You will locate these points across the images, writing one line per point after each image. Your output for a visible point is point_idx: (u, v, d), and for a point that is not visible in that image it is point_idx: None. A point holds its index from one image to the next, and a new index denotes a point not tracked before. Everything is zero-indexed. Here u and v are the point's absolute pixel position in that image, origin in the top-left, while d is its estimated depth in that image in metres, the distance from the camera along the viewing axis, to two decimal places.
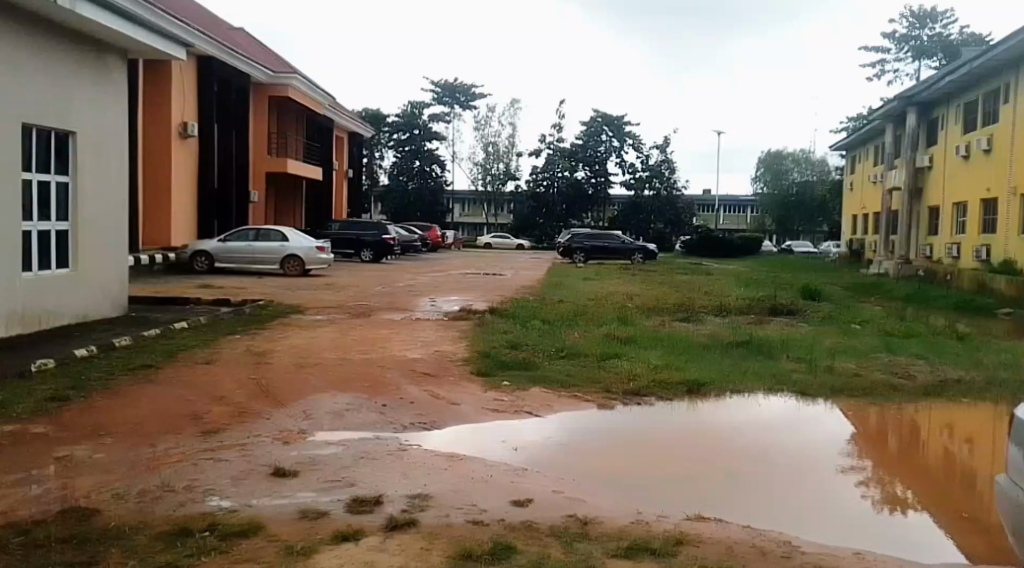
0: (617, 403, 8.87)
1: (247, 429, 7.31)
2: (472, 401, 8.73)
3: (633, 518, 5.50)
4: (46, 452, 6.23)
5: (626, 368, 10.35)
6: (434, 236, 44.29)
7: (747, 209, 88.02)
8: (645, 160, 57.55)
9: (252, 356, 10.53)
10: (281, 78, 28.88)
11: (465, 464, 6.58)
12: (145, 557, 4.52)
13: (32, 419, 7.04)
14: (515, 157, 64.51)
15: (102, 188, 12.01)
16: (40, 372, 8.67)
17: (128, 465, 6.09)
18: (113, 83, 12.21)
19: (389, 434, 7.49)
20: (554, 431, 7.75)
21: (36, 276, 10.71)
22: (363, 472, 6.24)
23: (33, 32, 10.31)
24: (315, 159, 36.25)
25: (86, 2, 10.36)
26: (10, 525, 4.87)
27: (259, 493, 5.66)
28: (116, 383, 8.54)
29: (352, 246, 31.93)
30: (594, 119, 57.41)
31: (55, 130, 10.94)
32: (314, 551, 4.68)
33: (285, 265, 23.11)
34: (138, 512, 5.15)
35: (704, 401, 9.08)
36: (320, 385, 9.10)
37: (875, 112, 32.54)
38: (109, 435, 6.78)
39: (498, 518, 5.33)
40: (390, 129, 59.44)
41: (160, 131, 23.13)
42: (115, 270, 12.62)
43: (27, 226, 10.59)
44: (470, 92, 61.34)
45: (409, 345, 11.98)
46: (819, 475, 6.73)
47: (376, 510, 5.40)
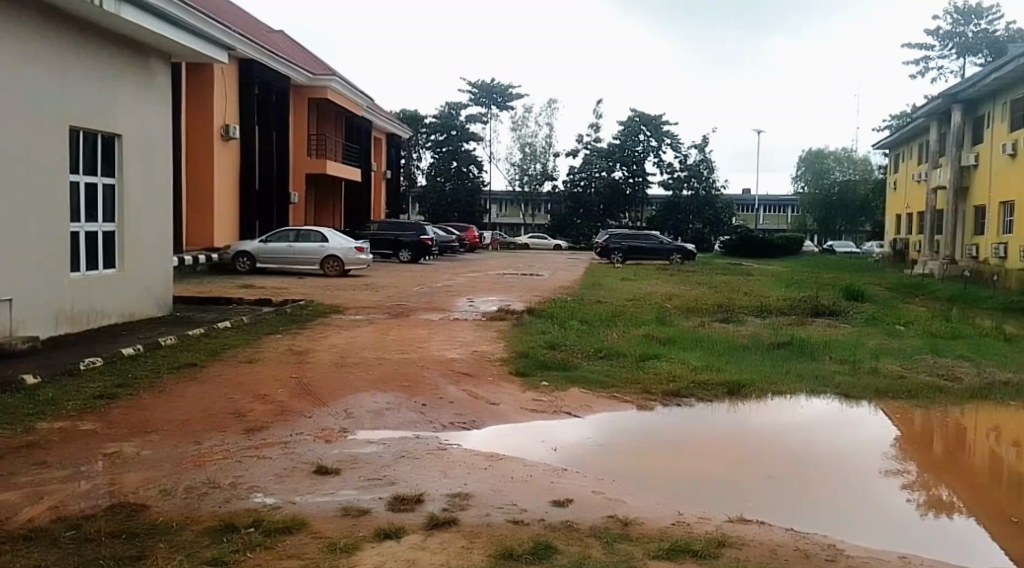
0: (656, 403, 8.85)
1: (290, 427, 7.41)
2: (512, 401, 8.77)
3: (674, 519, 5.49)
4: (95, 448, 6.38)
5: (665, 369, 10.33)
6: (472, 237, 44.44)
7: (788, 209, 86.97)
8: (683, 160, 57.04)
9: (293, 355, 10.68)
10: (320, 80, 29.20)
11: (504, 464, 6.61)
12: (191, 552, 4.60)
13: (81, 416, 7.21)
14: (552, 157, 64.49)
15: (147, 190, 12.26)
16: (88, 370, 8.87)
17: (173, 462, 6.21)
18: (156, 86, 12.45)
19: (429, 433, 7.54)
20: (591, 432, 7.75)
21: (83, 276, 10.95)
22: (404, 471, 6.29)
23: (81, 38, 10.57)
24: (354, 161, 36.65)
25: (130, 6, 10.56)
26: (61, 519, 4.99)
27: (301, 490, 5.75)
28: (161, 381, 8.70)
29: (391, 246, 32.21)
30: (631, 119, 56.98)
31: (101, 132, 11.17)
32: (357, 548, 4.74)
33: (325, 266, 23.36)
34: (185, 509, 5.25)
35: (744, 402, 9.01)
36: (360, 385, 9.19)
37: (918, 110, 31.92)
38: (156, 432, 6.92)
39: (538, 518, 5.34)
40: (427, 130, 59.86)
41: (203, 134, 23.54)
42: (159, 270, 12.85)
43: (75, 227, 10.84)
44: (507, 92, 61.46)
45: (448, 345, 12.05)
46: (860, 476, 6.66)
47: (416, 509, 5.45)
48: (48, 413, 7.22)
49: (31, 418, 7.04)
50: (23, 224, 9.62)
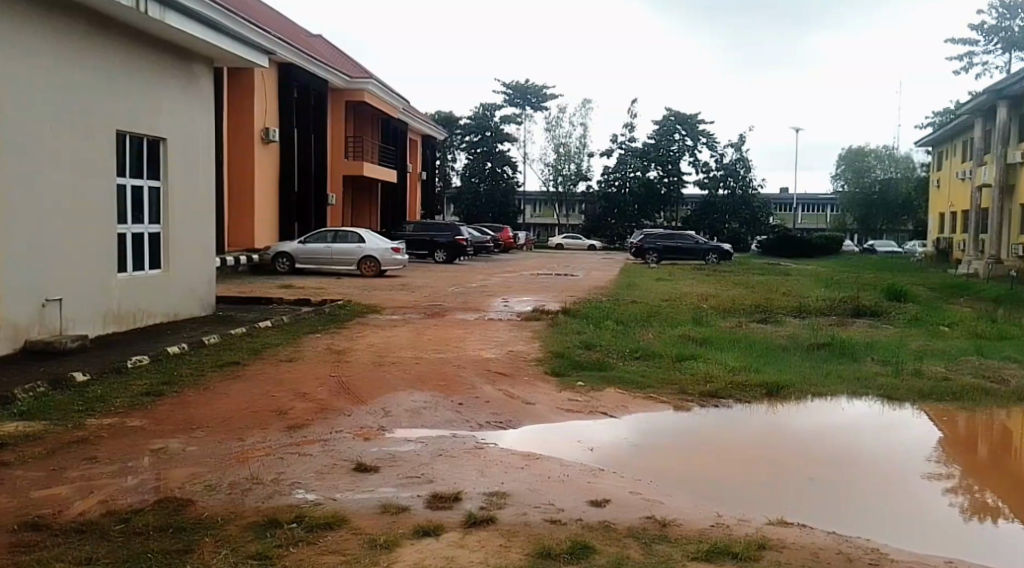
0: (693, 404, 8.81)
1: (330, 425, 7.52)
2: (548, 401, 8.79)
3: (713, 521, 5.46)
4: (142, 445, 6.52)
5: (702, 369, 10.29)
6: (506, 237, 44.54)
7: (827, 208, 85.88)
8: (720, 159, 56.56)
9: (332, 354, 10.81)
10: (357, 83, 29.51)
11: (541, 463, 6.63)
12: (235, 547, 4.68)
13: (128, 413, 7.37)
14: (586, 157, 64.37)
15: (191, 193, 12.48)
16: (135, 368, 9.07)
17: (218, 458, 6.32)
18: (199, 90, 12.67)
19: (466, 432, 7.58)
20: (628, 432, 7.75)
21: (129, 276, 11.20)
22: (442, 469, 6.33)
23: (127, 43, 10.79)
24: (390, 162, 36.93)
25: (175, 12, 10.75)
26: (110, 512, 5.11)
27: (342, 487, 5.82)
28: (204, 379, 8.87)
29: (426, 247, 32.41)
30: (666, 119, 56.62)
31: (146, 136, 11.40)
32: (397, 544, 4.80)
33: (361, 266, 23.55)
34: (229, 504, 5.35)
35: (784, 404, 8.93)
36: (397, 384, 9.26)
37: (962, 107, 31.29)
38: (199, 428, 7.05)
39: (576, 518, 5.36)
40: (462, 131, 60.13)
41: (243, 137, 23.91)
42: (202, 271, 13.08)
43: (122, 229, 11.08)
44: (541, 93, 61.52)
45: (484, 345, 12.10)
46: (902, 479, 6.58)
47: (455, 506, 5.50)
48: (97, 409, 7.40)
49: (81, 415, 7.21)
50: (73, 228, 9.89)
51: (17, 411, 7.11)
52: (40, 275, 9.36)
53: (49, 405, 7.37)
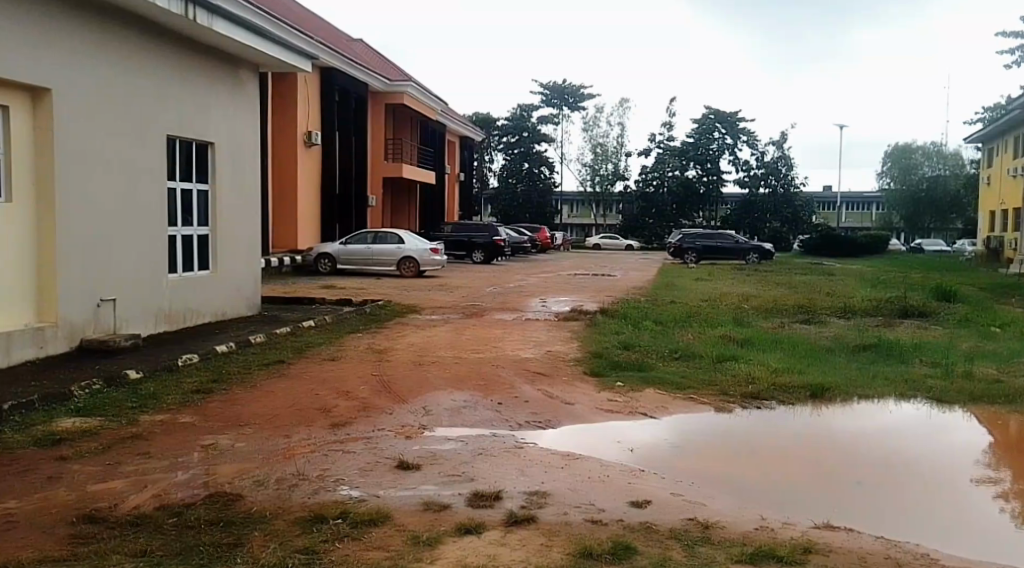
0: (734, 406, 8.73)
1: (372, 423, 7.61)
2: (587, 401, 8.78)
3: (757, 524, 5.42)
4: (193, 440, 6.67)
5: (743, 371, 10.19)
6: (544, 237, 44.53)
7: (871, 206, 84.36)
8: (761, 157, 55.87)
9: (373, 354, 10.90)
10: (397, 86, 29.72)
11: (581, 464, 6.63)
12: (284, 541, 4.77)
13: (179, 410, 7.53)
14: (624, 157, 64.08)
15: (237, 195, 12.69)
16: (186, 366, 9.26)
17: (266, 454, 6.44)
18: (245, 95, 12.86)
19: (505, 432, 7.60)
20: (667, 432, 7.72)
21: (179, 277, 11.43)
22: (483, 468, 6.38)
23: (177, 52, 10.99)
24: (429, 163, 37.15)
25: (222, 19, 10.90)
26: (163, 506, 5.22)
27: (386, 484, 5.89)
28: (251, 377, 9.03)
29: (464, 247, 32.53)
30: (705, 116, 56.08)
31: (195, 140, 11.61)
32: (439, 542, 4.84)
33: (401, 267, 23.71)
34: (277, 499, 5.44)
35: (829, 406, 8.81)
36: (438, 383, 9.32)
37: (1014, 102, 30.51)
38: (248, 425, 7.19)
39: (616, 518, 5.36)
40: (499, 133, 60.29)
41: (286, 140, 24.25)
42: (249, 272, 13.29)
43: (172, 231, 11.31)
44: (578, 93, 61.40)
45: (522, 345, 12.12)
46: (947, 484, 6.47)
47: (495, 505, 5.53)
48: (149, 406, 7.57)
49: (135, 411, 7.38)
50: (127, 231, 10.14)
51: (74, 408, 7.29)
52: (96, 277, 9.60)
53: (105, 402, 7.54)
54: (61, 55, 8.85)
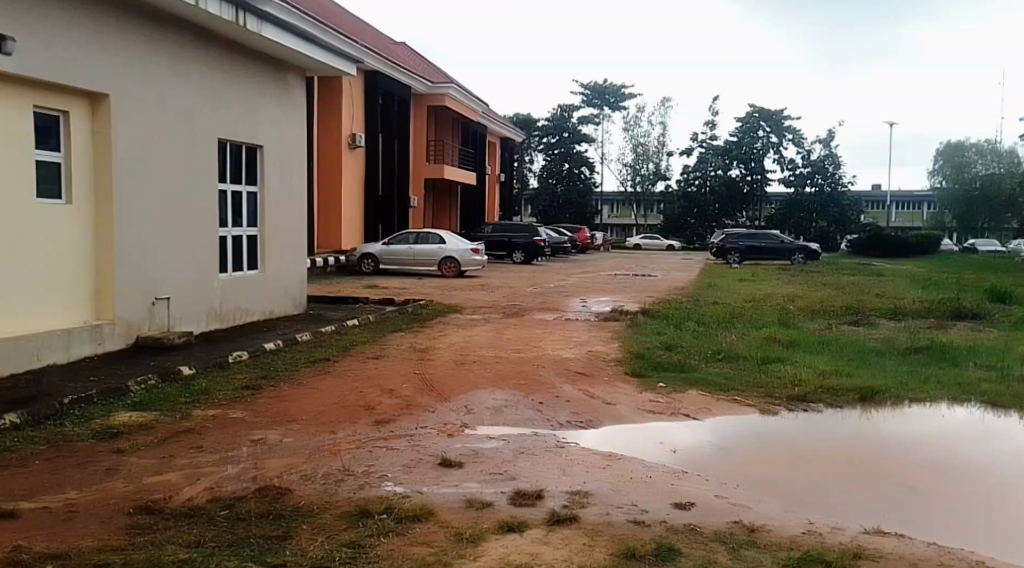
0: (781, 409, 8.62)
1: (415, 420, 7.67)
2: (629, 401, 8.77)
3: (805, 528, 5.36)
4: (243, 435, 6.80)
5: (790, 373, 10.07)
6: (584, 238, 44.44)
7: (922, 205, 82.61)
8: (807, 156, 55.04)
9: (415, 353, 10.98)
10: (439, 88, 29.88)
11: (623, 464, 6.62)
12: (331, 535, 4.84)
13: (229, 405, 7.69)
14: (665, 157, 63.68)
15: (284, 197, 12.88)
16: (236, 363, 9.44)
17: (313, 449, 6.55)
18: (293, 99, 13.04)
19: (547, 431, 7.62)
20: (711, 435, 7.65)
21: (229, 277, 11.64)
22: (525, 467, 6.39)
23: (227, 57, 11.20)
24: (469, 164, 37.32)
25: (271, 25, 11.06)
26: (215, 499, 5.33)
27: (429, 481, 5.95)
28: (298, 374, 9.18)
29: (505, 248, 32.60)
30: (749, 115, 55.48)
31: (245, 143, 11.82)
32: (482, 539, 4.88)
33: (442, 267, 23.86)
34: (324, 494, 5.53)
35: (879, 410, 8.68)
36: (479, 382, 9.37)
37: None
38: (295, 421, 7.32)
39: (660, 520, 5.34)
40: (540, 133, 60.32)
41: (331, 142, 24.55)
42: (295, 271, 13.48)
43: (222, 232, 11.54)
44: (619, 93, 61.17)
45: (563, 345, 12.12)
46: (1002, 490, 6.33)
47: (538, 504, 5.55)
48: (201, 401, 7.74)
49: (188, 406, 7.55)
50: (180, 230, 10.36)
51: (130, 403, 7.48)
52: (151, 277, 9.84)
53: (160, 397, 7.73)
54: (118, 62, 9.08)
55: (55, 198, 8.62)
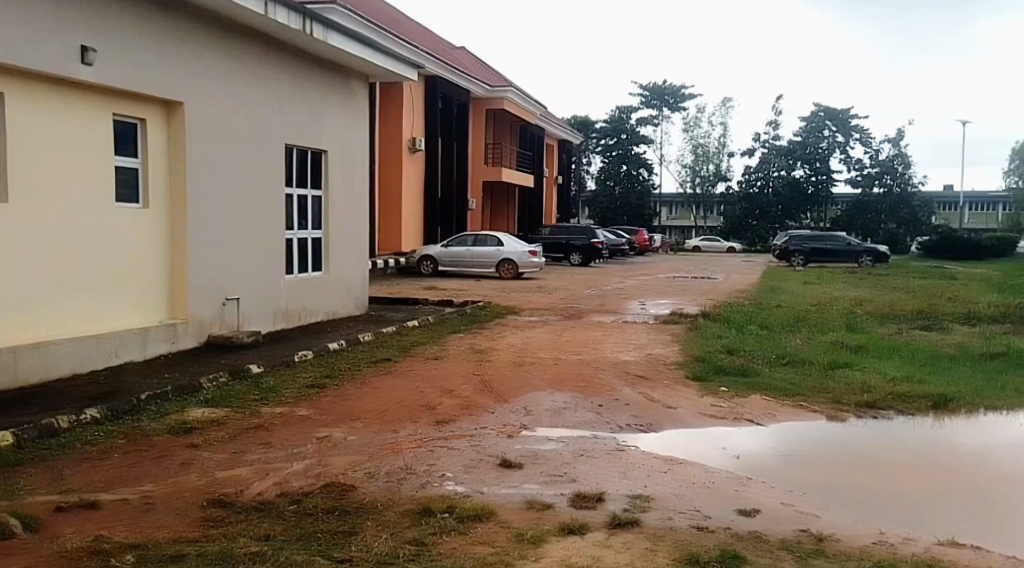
0: (849, 415, 8.44)
1: (475, 421, 7.73)
2: (690, 405, 8.68)
3: (876, 538, 5.24)
4: (309, 432, 6.93)
5: (857, 379, 9.83)
6: (642, 240, 44.10)
7: (997, 206, 79.89)
8: (875, 156, 53.63)
9: (474, 354, 11.06)
10: (497, 92, 30.04)
11: (684, 469, 6.56)
12: (395, 532, 4.91)
13: (296, 403, 7.85)
14: (726, 158, 62.85)
15: (347, 199, 13.09)
16: (302, 362, 9.63)
17: (377, 447, 6.65)
18: (356, 104, 13.24)
19: (607, 434, 7.60)
20: (774, 441, 7.53)
21: (296, 278, 11.89)
22: (585, 469, 6.38)
23: (294, 64, 11.43)
24: (527, 167, 37.39)
25: (336, 33, 11.26)
26: (283, 494, 5.45)
27: (490, 481, 5.98)
28: (361, 373, 9.31)
29: (563, 250, 32.56)
30: (815, 114, 54.38)
31: (311, 148, 12.06)
32: (543, 540, 4.88)
33: (500, 269, 23.96)
34: (388, 491, 5.61)
35: (952, 417, 8.43)
36: (538, 383, 9.40)
37: None
38: (359, 419, 7.45)
39: (723, 526, 5.28)
40: (598, 136, 60.09)
41: (391, 145, 24.89)
42: (358, 273, 13.69)
43: (289, 235, 11.80)
44: (679, 94, 60.54)
45: (622, 347, 12.05)
46: None
47: (599, 507, 5.54)
48: (270, 398, 7.93)
49: (256, 403, 7.75)
50: (249, 233, 10.64)
51: (201, 399, 7.69)
52: (222, 278, 10.10)
53: (230, 394, 7.93)
54: (191, 71, 9.34)
55: (133, 202, 8.91)
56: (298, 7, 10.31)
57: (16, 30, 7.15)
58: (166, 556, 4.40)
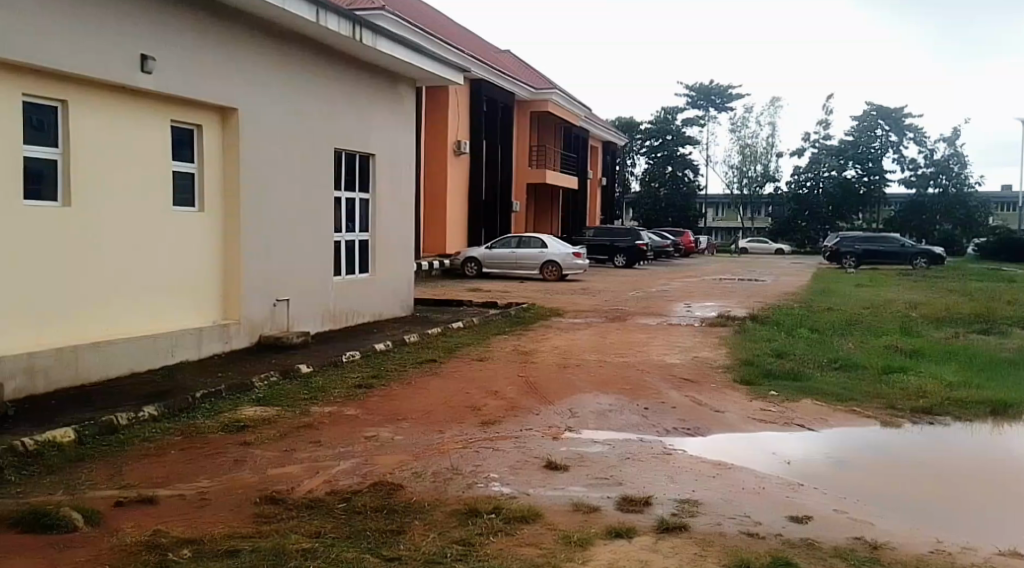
0: (904, 421, 8.25)
1: (520, 422, 7.74)
2: (738, 409, 8.57)
3: (933, 547, 5.12)
4: (357, 432, 7.00)
5: (912, 384, 9.61)
6: (688, 242, 43.70)
7: None
8: (930, 156, 52.50)
9: (519, 355, 11.06)
10: (542, 94, 30.03)
11: (733, 474, 6.47)
12: (442, 531, 4.94)
13: (344, 402, 7.93)
14: (774, 158, 61.99)
15: (393, 202, 13.21)
16: (349, 362, 9.74)
17: (423, 447, 6.70)
18: (404, 108, 13.34)
19: (653, 437, 7.54)
20: (825, 447, 7.39)
21: (344, 280, 12.02)
22: (631, 473, 6.35)
23: (344, 70, 11.56)
24: (571, 168, 37.30)
25: (385, 39, 11.36)
26: (333, 492, 5.52)
27: (536, 482, 5.98)
28: (407, 374, 9.39)
29: (607, 252, 32.39)
30: (867, 113, 53.73)
31: (359, 152, 12.19)
32: (590, 543, 4.87)
33: (543, 271, 23.93)
34: (434, 491, 5.64)
35: (1013, 424, 8.19)
36: (583, 386, 9.36)
37: None
38: (406, 419, 7.50)
39: (775, 532, 5.21)
40: (643, 137, 59.74)
41: (437, 148, 25.02)
42: (404, 275, 13.78)
43: (337, 237, 11.94)
44: (726, 94, 59.85)
45: (668, 349, 11.96)
46: None
47: (646, 511, 5.50)
48: (318, 397, 8.03)
49: (307, 402, 7.85)
50: (299, 236, 10.77)
51: (253, 397, 7.82)
52: (273, 279, 10.26)
53: (280, 393, 8.06)
54: (245, 78, 9.51)
55: (189, 206, 9.10)
56: (348, 14, 10.43)
57: (78, 39, 7.36)
58: (222, 551, 4.47)
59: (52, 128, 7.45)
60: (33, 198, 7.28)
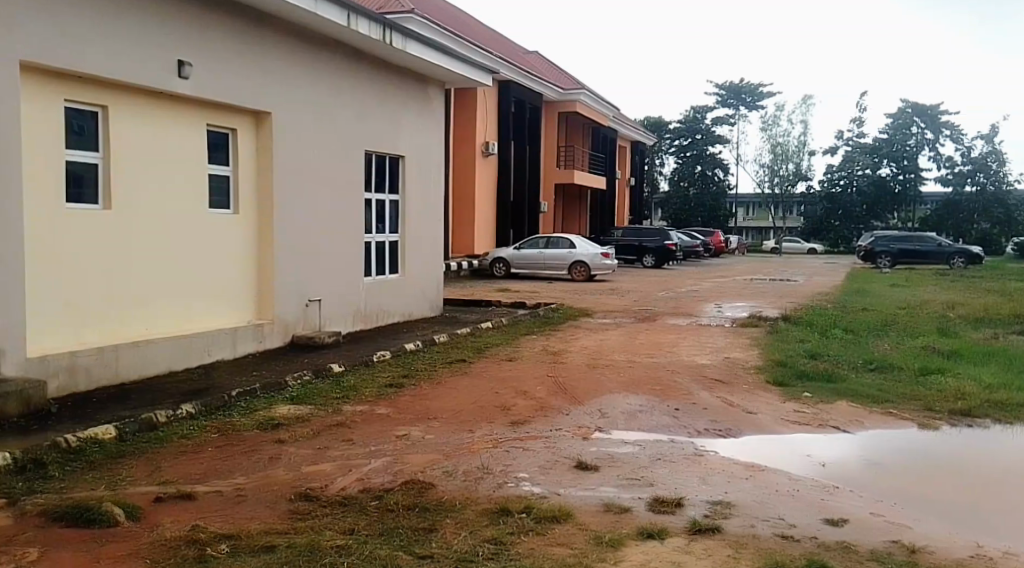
0: (942, 423, 8.12)
1: (549, 422, 7.73)
2: (770, 411, 8.49)
3: (973, 551, 5.03)
4: (388, 431, 7.04)
5: (950, 385, 9.45)
6: (717, 242, 43.38)
7: None
8: (967, 153, 51.76)
9: (548, 356, 11.05)
10: (570, 94, 29.99)
11: (767, 476, 6.41)
12: (473, 530, 4.94)
13: (374, 401, 7.97)
14: (806, 157, 61.29)
15: (422, 204, 13.25)
16: (380, 362, 9.79)
17: (454, 447, 6.71)
18: (433, 110, 13.38)
19: (683, 439, 7.49)
20: (861, 449, 7.30)
21: (374, 280, 12.08)
22: (663, 474, 6.31)
23: (374, 72, 11.62)
24: (599, 169, 37.21)
25: (415, 42, 11.40)
26: (365, 490, 5.55)
27: (566, 482, 5.97)
28: (437, 374, 9.41)
29: (636, 252, 32.26)
30: (901, 110, 52.72)
31: (389, 154, 12.24)
32: (622, 544, 4.85)
33: (572, 272, 23.87)
34: (465, 490, 5.65)
35: None
36: (613, 386, 9.33)
37: None
38: (436, 419, 7.53)
39: (810, 535, 5.15)
40: (672, 136, 59.45)
41: (465, 150, 25.09)
42: (433, 275, 13.82)
43: (367, 237, 12.01)
44: (757, 92, 59.17)
45: (699, 350, 11.86)
46: None
47: (679, 512, 5.46)
48: (349, 396, 8.08)
49: (338, 401, 7.90)
50: (331, 236, 10.85)
51: (285, 396, 7.89)
52: (305, 279, 10.34)
53: (312, 392, 8.12)
54: (277, 80, 9.59)
55: (223, 208, 9.20)
56: (379, 17, 10.48)
57: (115, 44, 7.47)
58: (257, 547, 4.51)
59: (92, 133, 7.57)
60: (74, 202, 7.41)
